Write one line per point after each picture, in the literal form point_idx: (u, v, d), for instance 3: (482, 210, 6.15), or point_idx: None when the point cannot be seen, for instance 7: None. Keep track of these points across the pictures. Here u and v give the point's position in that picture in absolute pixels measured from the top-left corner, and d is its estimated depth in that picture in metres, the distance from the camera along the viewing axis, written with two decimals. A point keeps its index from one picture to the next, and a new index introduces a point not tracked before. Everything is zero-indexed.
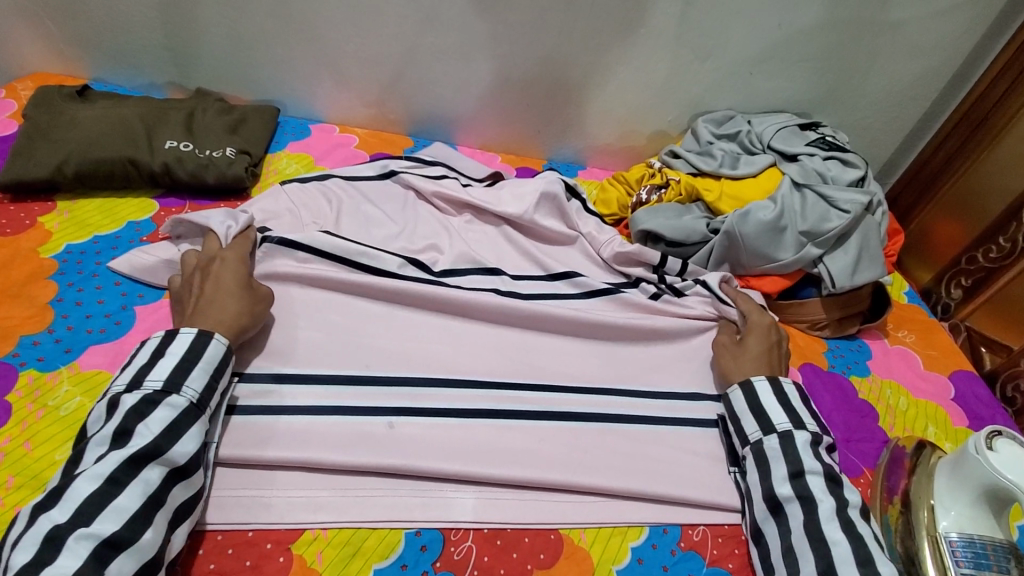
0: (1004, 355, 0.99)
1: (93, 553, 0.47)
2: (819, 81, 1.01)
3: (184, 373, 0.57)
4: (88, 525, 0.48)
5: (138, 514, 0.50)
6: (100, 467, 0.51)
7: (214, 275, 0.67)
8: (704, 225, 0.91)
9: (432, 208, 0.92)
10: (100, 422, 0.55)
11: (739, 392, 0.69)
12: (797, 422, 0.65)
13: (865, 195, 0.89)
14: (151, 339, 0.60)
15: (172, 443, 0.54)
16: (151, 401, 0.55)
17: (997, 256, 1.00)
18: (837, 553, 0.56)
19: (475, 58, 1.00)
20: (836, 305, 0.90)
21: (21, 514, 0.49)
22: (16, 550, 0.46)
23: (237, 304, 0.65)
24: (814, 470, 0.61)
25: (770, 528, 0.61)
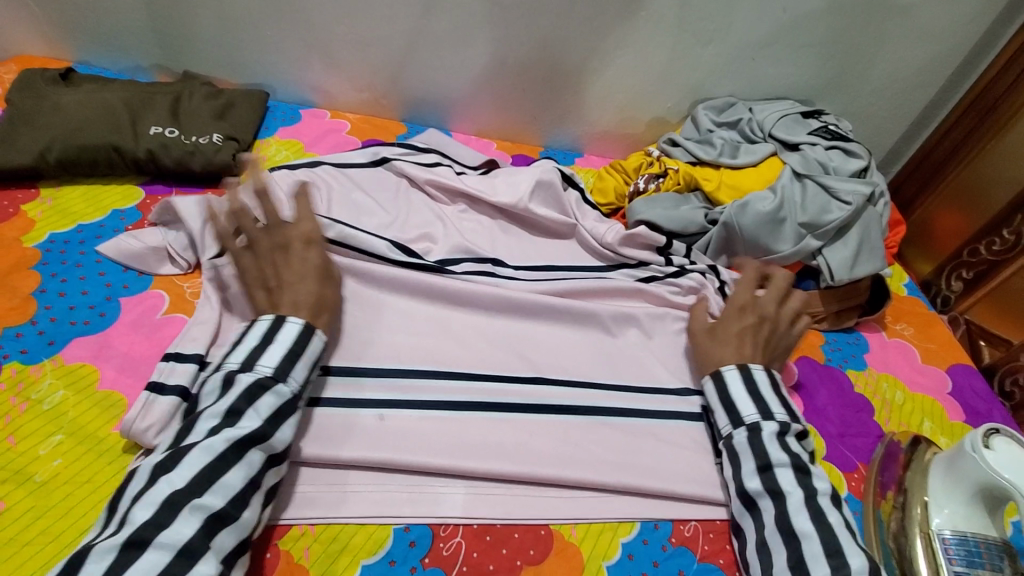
0: (1004, 349, 0.97)
1: (203, 526, 0.48)
2: (822, 68, 0.99)
3: (290, 364, 0.57)
4: (201, 496, 0.48)
5: (236, 498, 0.50)
6: (215, 442, 0.51)
7: (307, 259, 0.66)
8: (703, 215, 0.90)
9: (425, 196, 0.90)
10: (212, 396, 0.55)
11: (710, 385, 0.68)
12: (765, 412, 0.64)
13: (866, 186, 0.87)
14: (258, 322, 0.59)
15: (276, 429, 0.54)
16: (262, 385, 0.55)
17: (1000, 248, 0.99)
18: (807, 547, 0.55)
19: (470, 41, 0.97)
20: (833, 297, 0.88)
21: (141, 470, 0.50)
22: (137, 506, 0.47)
23: (330, 294, 0.65)
24: (781, 462, 0.60)
25: (747, 522, 0.61)
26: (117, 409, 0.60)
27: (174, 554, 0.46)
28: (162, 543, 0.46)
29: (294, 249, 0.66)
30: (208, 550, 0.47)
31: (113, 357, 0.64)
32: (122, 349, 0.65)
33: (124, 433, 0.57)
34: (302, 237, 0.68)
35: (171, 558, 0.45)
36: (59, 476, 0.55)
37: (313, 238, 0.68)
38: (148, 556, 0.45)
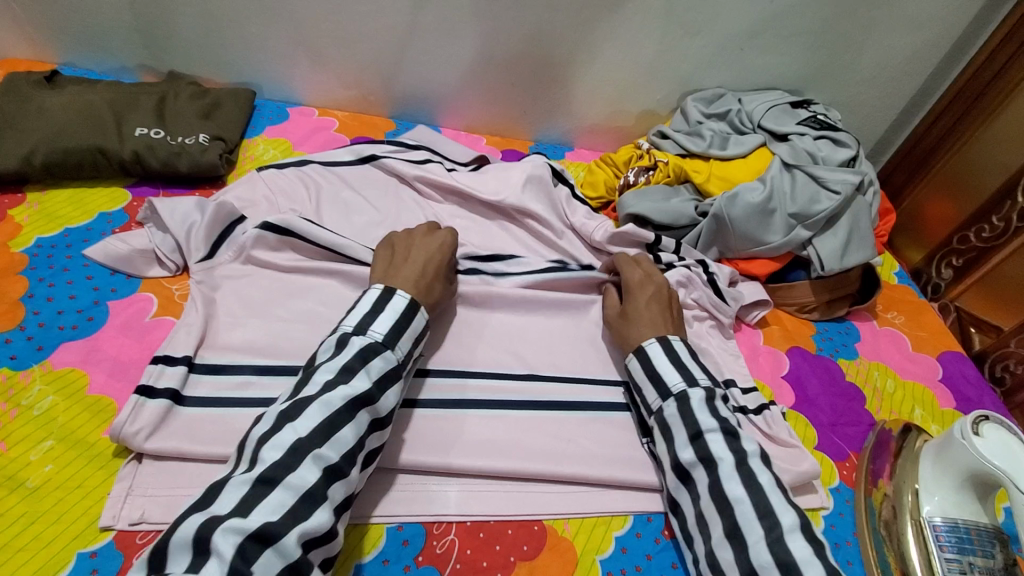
0: (994, 335, 0.96)
1: (324, 474, 0.49)
2: (810, 57, 0.98)
3: (398, 334, 0.60)
4: (320, 447, 0.50)
5: (348, 455, 0.52)
6: (331, 396, 0.52)
7: (433, 254, 0.70)
8: (693, 208, 0.90)
9: (415, 193, 0.90)
10: (328, 353, 0.57)
11: (635, 362, 0.67)
12: (690, 380, 0.63)
13: (856, 175, 0.87)
14: (371, 291, 0.62)
15: (383, 393, 0.56)
16: (375, 349, 0.57)
17: (990, 235, 0.97)
18: (741, 512, 0.53)
19: (457, 36, 0.97)
20: (824, 288, 0.88)
21: (268, 414, 0.52)
22: (267, 447, 0.49)
23: (436, 287, 0.67)
24: (711, 428, 0.58)
25: (684, 496, 0.60)
26: (106, 414, 0.60)
27: (299, 496, 0.47)
28: (290, 485, 0.47)
29: (427, 246, 0.71)
30: (325, 499, 0.49)
31: (102, 361, 0.64)
32: (111, 354, 0.64)
33: (114, 437, 0.56)
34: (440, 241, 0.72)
35: (294, 501, 0.47)
36: (52, 481, 0.55)
37: (447, 241, 0.73)
38: (277, 493, 0.47)
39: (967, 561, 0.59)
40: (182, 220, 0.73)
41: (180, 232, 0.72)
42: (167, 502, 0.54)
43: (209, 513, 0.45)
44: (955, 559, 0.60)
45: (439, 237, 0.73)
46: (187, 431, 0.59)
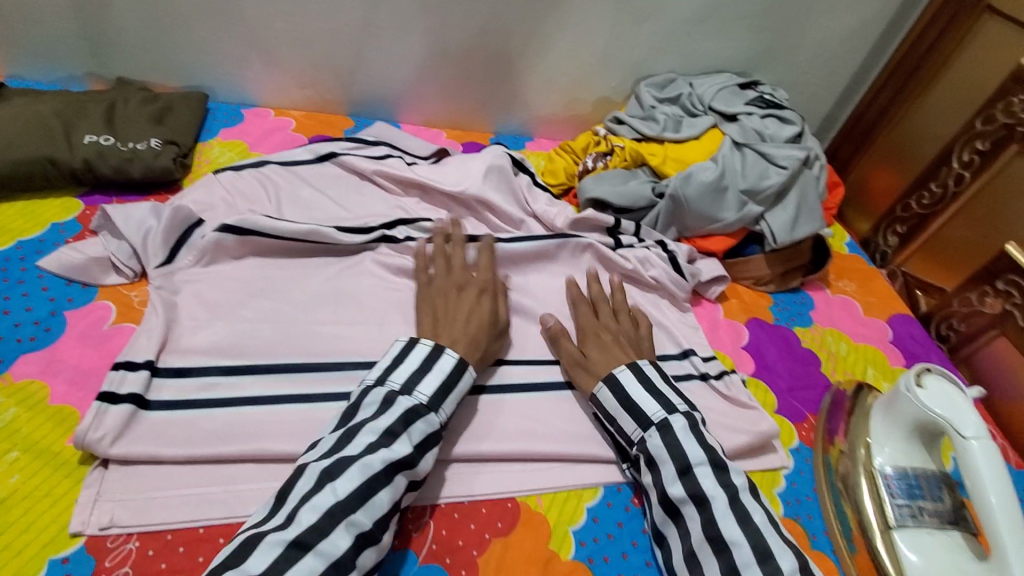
0: (939, 296, 0.94)
1: (355, 541, 0.50)
2: (753, 39, 1.02)
3: (443, 396, 0.61)
4: (354, 512, 0.51)
5: (381, 519, 0.52)
6: (372, 459, 0.53)
7: (478, 306, 0.70)
8: (650, 189, 0.92)
9: (377, 188, 0.90)
10: (371, 410, 0.58)
11: (606, 390, 0.65)
12: (669, 407, 0.62)
13: (801, 151, 0.91)
14: (419, 344, 0.63)
15: (422, 456, 0.57)
16: (417, 411, 0.58)
17: (929, 202, 0.97)
18: (739, 556, 0.53)
19: (410, 31, 0.97)
20: (778, 261, 0.92)
21: (309, 470, 0.53)
22: (306, 508, 0.50)
23: (484, 339, 0.68)
24: (700, 461, 0.58)
25: (671, 531, 0.59)
26: (70, 423, 0.59)
27: (329, 563, 0.48)
28: (321, 552, 0.48)
29: (462, 293, 0.71)
30: (355, 567, 0.49)
31: (62, 371, 0.63)
32: (71, 363, 0.64)
33: (78, 444, 0.56)
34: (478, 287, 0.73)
35: (325, 568, 0.47)
36: (19, 492, 0.54)
37: (486, 286, 0.72)
38: (308, 559, 0.47)
39: (917, 505, 0.63)
40: (139, 226, 0.72)
41: (137, 239, 0.71)
42: (138, 505, 0.54)
43: (242, 571, 0.45)
44: (906, 504, 0.63)
45: (475, 281, 0.73)
46: (156, 434, 0.58)
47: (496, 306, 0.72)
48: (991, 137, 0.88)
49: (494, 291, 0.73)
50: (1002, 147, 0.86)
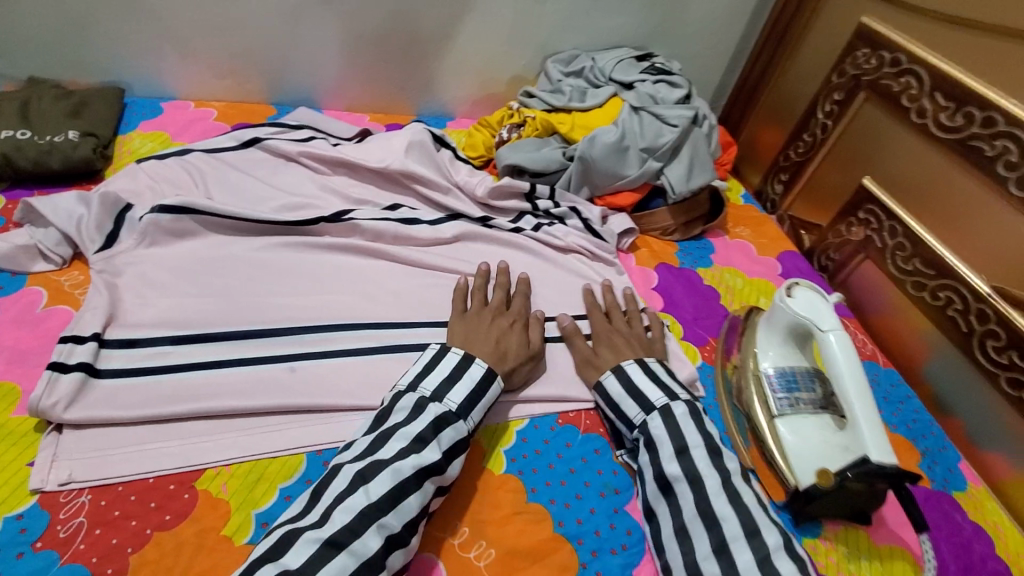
0: (817, 231, 1.07)
1: (384, 543, 0.52)
2: (645, 15, 1.12)
3: (472, 404, 0.64)
4: (383, 516, 0.53)
5: (409, 523, 0.54)
6: (402, 466, 0.55)
7: (510, 329, 0.74)
8: (561, 153, 1.01)
9: (303, 168, 0.94)
10: (403, 415, 0.61)
11: (613, 378, 0.71)
12: (670, 394, 0.68)
13: (689, 110, 1.02)
14: (451, 353, 0.67)
15: (450, 463, 0.59)
16: (446, 418, 0.61)
17: (803, 150, 1.10)
18: (727, 530, 0.56)
19: (326, 20, 1.02)
20: (680, 212, 1.03)
21: (344, 471, 0.55)
22: (338, 510, 0.52)
23: (516, 356, 0.71)
24: (696, 444, 0.63)
25: (661, 507, 0.62)
26: (11, 397, 0.61)
27: (360, 562, 0.50)
28: (353, 550, 0.50)
29: (505, 320, 0.75)
30: (382, 568, 0.51)
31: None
32: (8, 344, 0.65)
33: (31, 411, 0.58)
34: (520, 318, 0.77)
35: (356, 566, 0.49)
36: None
37: (520, 317, 0.77)
38: (341, 557, 0.49)
39: (794, 396, 0.73)
40: (70, 215, 0.74)
41: (68, 226, 0.73)
42: (93, 461, 0.58)
43: (280, 565, 0.48)
44: (785, 396, 0.73)
45: (518, 311, 0.77)
46: (106, 400, 0.61)
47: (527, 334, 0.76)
48: (843, 89, 1.01)
49: (523, 319, 0.77)
50: (853, 95, 0.98)
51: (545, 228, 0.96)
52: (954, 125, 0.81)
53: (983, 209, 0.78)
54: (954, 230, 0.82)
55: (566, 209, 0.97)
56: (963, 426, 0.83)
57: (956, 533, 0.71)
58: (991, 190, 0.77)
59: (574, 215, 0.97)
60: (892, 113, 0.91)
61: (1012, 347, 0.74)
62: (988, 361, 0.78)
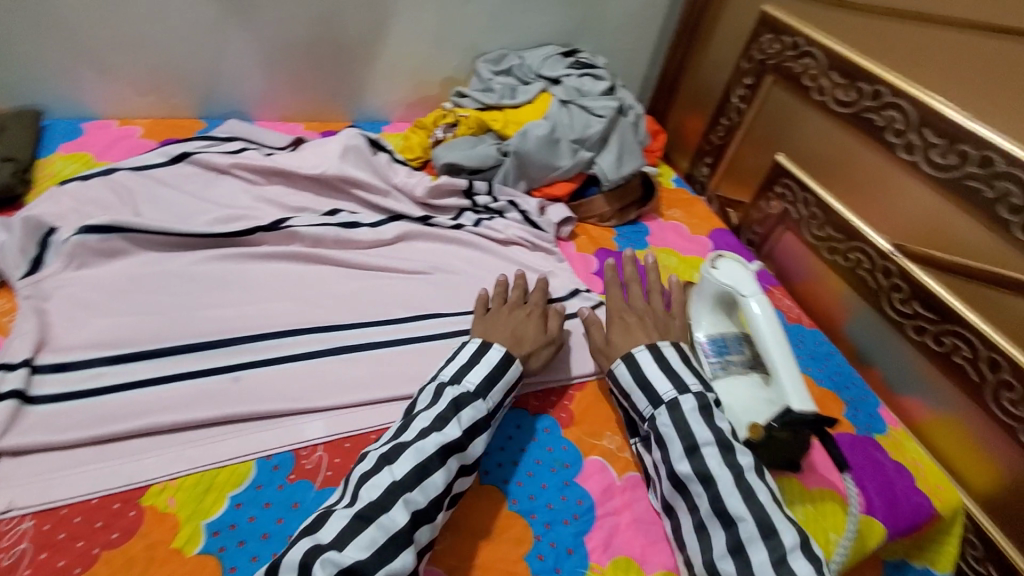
0: (742, 208, 1.13)
1: (411, 518, 0.53)
2: (567, 13, 1.17)
3: (491, 385, 0.66)
4: (410, 492, 0.55)
5: (435, 499, 0.56)
6: (425, 444, 0.58)
7: (529, 318, 0.76)
8: (496, 150, 1.04)
9: (237, 180, 0.94)
10: (426, 402, 0.64)
11: (623, 366, 0.71)
12: (680, 386, 0.67)
13: (614, 101, 1.07)
14: (467, 344, 0.70)
15: (471, 442, 0.61)
16: (467, 398, 0.63)
17: (722, 133, 1.17)
18: (744, 530, 0.57)
19: (251, 31, 1.02)
20: (615, 198, 1.07)
21: (371, 455, 0.58)
22: (367, 487, 0.54)
23: (534, 341, 0.73)
24: (707, 441, 0.62)
25: (679, 503, 0.63)
26: None
27: (389, 536, 0.51)
28: (382, 524, 0.52)
29: (527, 311, 0.78)
30: (410, 542, 0.52)
31: None
32: None
33: None
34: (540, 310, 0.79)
35: (385, 539, 0.51)
36: None
37: (540, 308, 0.79)
38: (371, 529, 0.51)
39: (726, 359, 0.78)
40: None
41: None
42: (32, 487, 0.56)
43: (314, 540, 0.50)
44: (717, 360, 0.78)
45: (538, 303, 0.79)
46: (42, 425, 0.60)
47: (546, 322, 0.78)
48: (753, 74, 1.08)
49: (544, 310, 0.79)
50: (761, 79, 1.06)
51: (485, 222, 0.98)
52: (848, 100, 0.88)
53: (880, 175, 0.86)
54: (858, 196, 0.89)
55: (505, 203, 1.00)
56: (881, 375, 0.90)
57: (879, 472, 0.77)
58: (885, 157, 0.84)
59: (513, 208, 1.00)
60: (796, 93, 0.99)
61: (915, 298, 0.82)
62: (896, 313, 0.85)
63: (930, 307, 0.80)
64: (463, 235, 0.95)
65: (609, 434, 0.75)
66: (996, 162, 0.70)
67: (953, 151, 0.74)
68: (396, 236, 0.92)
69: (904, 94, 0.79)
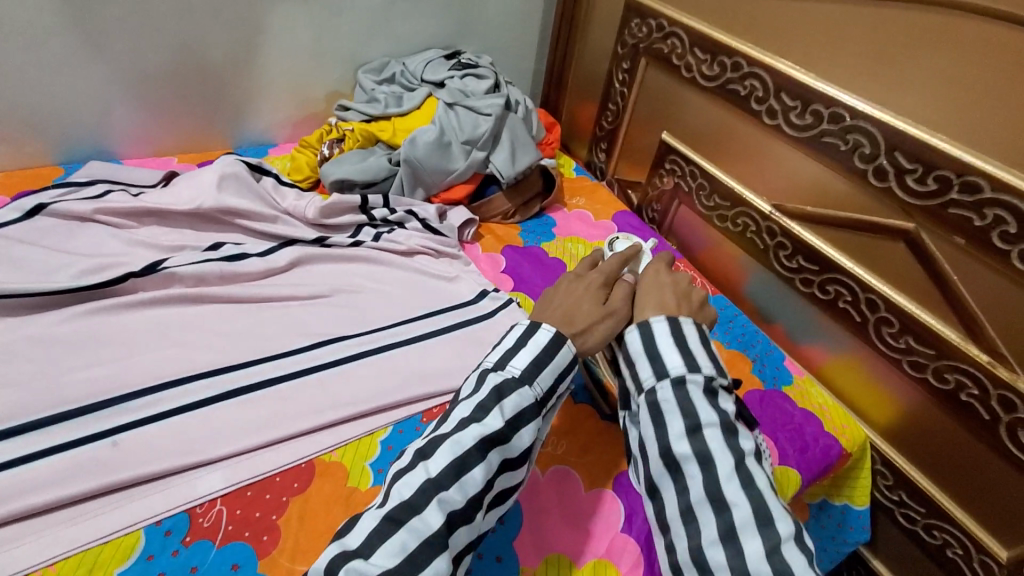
0: (640, 189, 1.16)
1: (448, 520, 0.50)
2: (445, 14, 1.16)
3: (537, 370, 0.60)
4: (446, 490, 0.51)
5: (473, 498, 0.52)
6: (463, 437, 0.54)
7: (586, 290, 0.68)
8: (387, 160, 1.02)
9: (104, 225, 0.86)
10: (469, 389, 0.60)
11: (635, 333, 0.61)
12: (691, 364, 0.58)
13: (500, 98, 1.07)
14: (515, 328, 0.64)
15: (514, 434, 0.56)
16: (511, 385, 0.58)
17: (611, 118, 1.20)
18: (736, 517, 0.51)
19: (101, 62, 0.94)
20: (513, 193, 1.07)
21: (409, 450, 0.55)
22: (400, 486, 0.51)
23: (592, 315, 0.65)
24: (711, 423, 0.55)
25: (667, 486, 0.55)
26: None
27: (422, 540, 0.48)
28: (413, 527, 0.48)
29: (589, 281, 0.69)
30: (445, 548, 0.49)
31: None
32: None
33: None
34: (604, 280, 0.70)
35: (417, 544, 0.48)
36: None
37: (604, 278, 0.70)
38: (404, 533, 0.48)
39: None
40: None
41: None
42: None
43: (342, 546, 0.48)
44: None
45: (602, 273, 0.70)
46: None
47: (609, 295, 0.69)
48: (628, 58, 1.11)
49: (608, 281, 0.70)
50: (636, 62, 1.09)
51: (385, 236, 0.95)
52: (713, 74, 0.92)
53: (751, 142, 0.90)
54: (735, 164, 0.94)
55: (404, 214, 0.98)
56: (783, 329, 0.95)
57: (788, 421, 0.80)
58: (752, 123, 0.89)
59: (413, 217, 0.98)
60: (668, 72, 1.02)
61: (798, 252, 0.87)
62: (784, 269, 0.90)
63: (811, 259, 0.85)
64: (362, 252, 0.92)
65: None
66: (844, 117, 0.75)
67: (808, 111, 0.79)
68: (289, 262, 0.87)
69: (759, 63, 0.84)
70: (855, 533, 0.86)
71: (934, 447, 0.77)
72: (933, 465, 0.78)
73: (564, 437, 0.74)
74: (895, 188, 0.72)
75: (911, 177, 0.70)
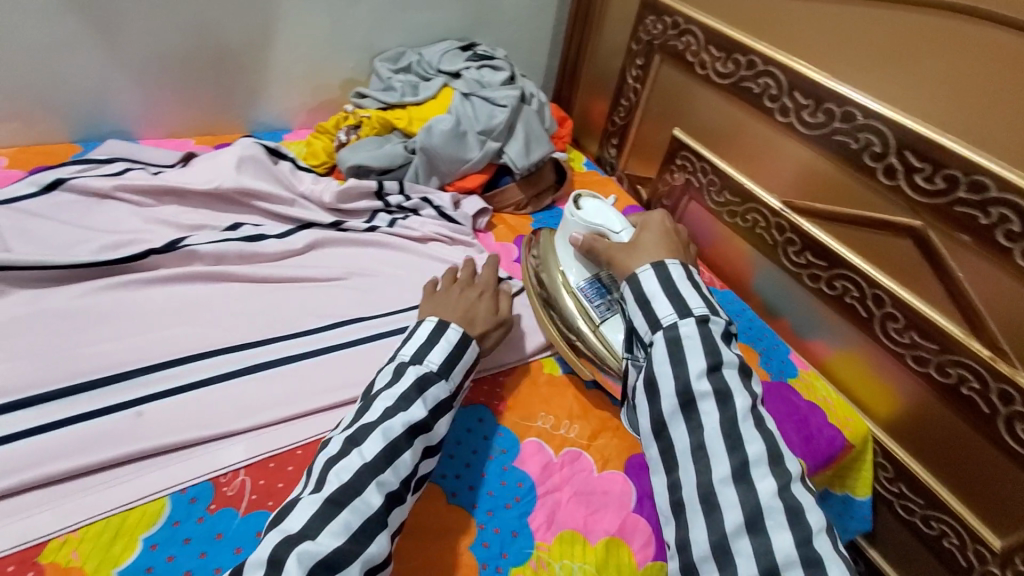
0: (650, 185, 1.18)
1: (387, 501, 0.52)
2: (461, 7, 1.17)
3: (451, 364, 0.64)
4: (383, 474, 0.53)
5: (406, 479, 0.55)
6: (391, 426, 0.56)
7: (476, 299, 0.74)
8: (403, 148, 1.03)
9: (123, 203, 0.87)
10: (386, 381, 0.62)
11: (650, 272, 0.65)
12: (710, 307, 0.62)
13: (515, 90, 1.08)
14: (425, 323, 0.67)
15: (435, 422, 0.60)
16: (427, 377, 0.61)
17: (623, 114, 1.21)
18: (751, 453, 0.54)
19: (119, 42, 0.95)
20: (526, 185, 1.09)
21: (336, 438, 0.56)
22: (335, 473, 0.52)
23: (486, 322, 0.71)
24: (729, 362, 0.58)
25: (678, 427, 0.57)
26: None
27: (364, 519, 0.50)
28: (356, 507, 0.50)
29: (479, 291, 0.76)
30: (384, 527, 0.51)
31: None
32: None
33: None
34: (489, 289, 0.78)
35: (360, 523, 0.50)
36: None
37: (486, 289, 0.77)
38: (348, 513, 0.50)
39: (608, 299, 0.79)
40: None
41: None
42: None
43: (283, 530, 0.48)
44: (601, 302, 0.79)
45: (485, 284, 0.78)
46: None
47: (496, 303, 0.76)
48: (643, 54, 1.12)
49: (491, 290, 0.77)
50: (650, 58, 1.11)
51: (400, 222, 0.96)
52: (727, 71, 0.94)
53: (763, 140, 0.92)
54: (745, 160, 0.96)
55: (419, 201, 0.99)
56: (789, 324, 0.96)
57: (795, 412, 0.82)
58: (765, 121, 0.91)
59: (427, 205, 0.99)
60: (683, 68, 1.04)
61: (807, 248, 0.89)
62: (792, 264, 0.92)
63: (819, 255, 0.87)
64: (377, 237, 0.93)
65: (543, 414, 0.75)
66: (856, 115, 0.77)
67: (821, 110, 0.81)
68: (307, 245, 0.89)
69: (774, 62, 0.86)
70: (857, 522, 0.91)
71: (934, 440, 0.79)
72: (932, 458, 0.80)
73: (580, 421, 0.75)
74: (904, 187, 0.74)
75: (919, 176, 0.72)
